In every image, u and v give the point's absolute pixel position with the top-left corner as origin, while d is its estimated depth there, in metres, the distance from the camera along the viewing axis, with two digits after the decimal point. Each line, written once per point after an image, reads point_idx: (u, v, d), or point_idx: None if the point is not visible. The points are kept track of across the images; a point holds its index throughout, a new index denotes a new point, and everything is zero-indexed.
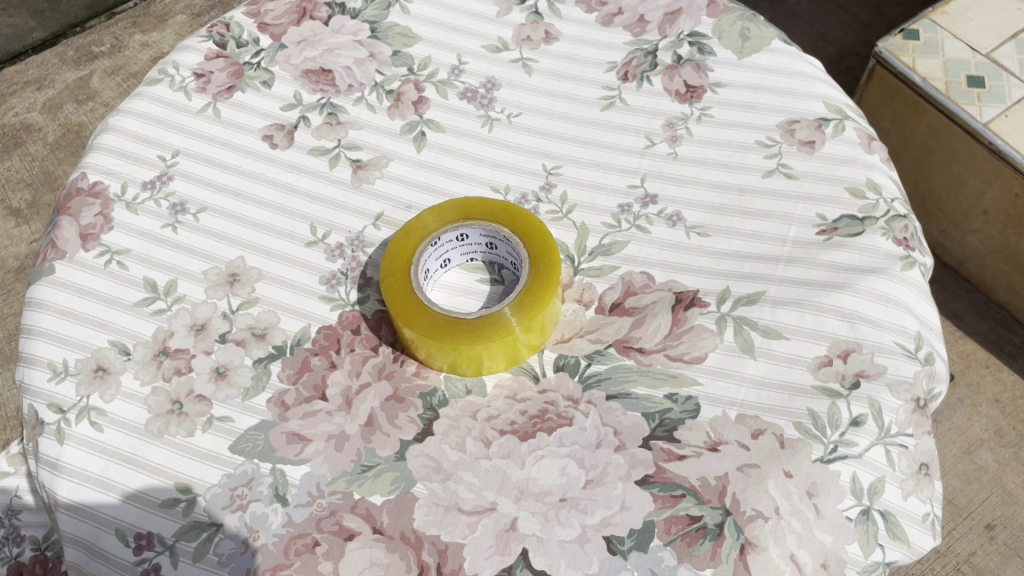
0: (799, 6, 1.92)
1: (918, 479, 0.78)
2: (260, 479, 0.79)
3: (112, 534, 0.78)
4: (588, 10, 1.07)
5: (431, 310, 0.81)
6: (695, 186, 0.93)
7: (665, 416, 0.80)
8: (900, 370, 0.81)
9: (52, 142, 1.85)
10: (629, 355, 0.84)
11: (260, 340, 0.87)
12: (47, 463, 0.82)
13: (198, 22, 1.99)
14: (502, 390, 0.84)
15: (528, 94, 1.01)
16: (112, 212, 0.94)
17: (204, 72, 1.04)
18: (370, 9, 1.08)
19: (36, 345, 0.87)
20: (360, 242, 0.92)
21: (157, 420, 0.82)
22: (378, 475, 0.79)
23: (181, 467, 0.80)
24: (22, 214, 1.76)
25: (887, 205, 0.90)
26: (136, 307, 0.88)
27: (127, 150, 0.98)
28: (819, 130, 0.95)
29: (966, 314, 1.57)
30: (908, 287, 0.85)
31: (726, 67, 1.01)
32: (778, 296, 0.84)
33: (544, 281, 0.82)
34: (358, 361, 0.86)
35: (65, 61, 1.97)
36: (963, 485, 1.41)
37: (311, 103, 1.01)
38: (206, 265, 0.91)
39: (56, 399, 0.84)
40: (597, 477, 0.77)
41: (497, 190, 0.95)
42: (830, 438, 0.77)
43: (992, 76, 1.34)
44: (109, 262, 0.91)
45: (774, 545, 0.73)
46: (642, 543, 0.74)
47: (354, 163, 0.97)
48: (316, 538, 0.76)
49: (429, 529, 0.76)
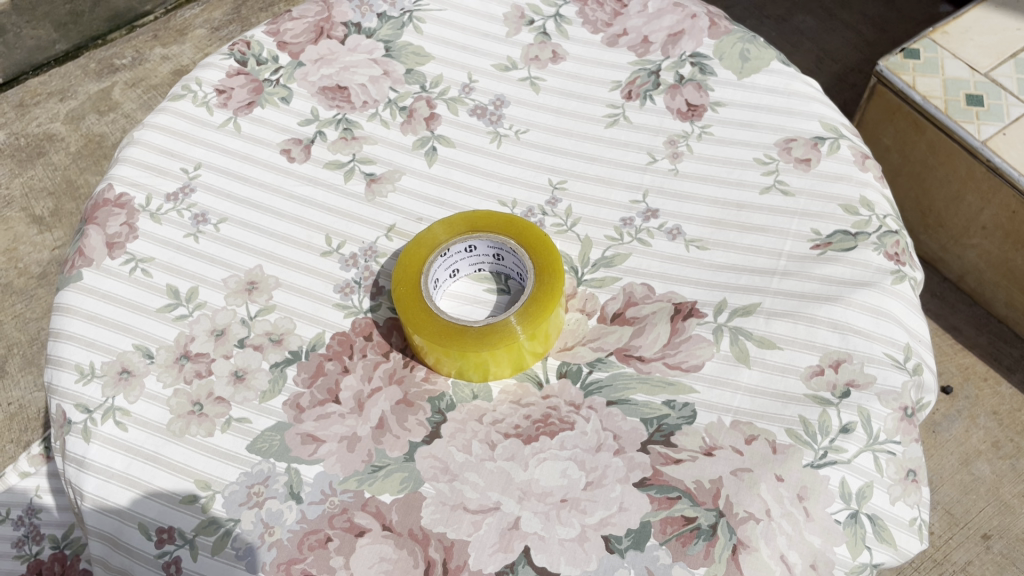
0: (804, 24, 1.96)
1: (905, 485, 0.81)
2: (275, 478, 0.83)
3: (135, 528, 0.82)
4: (594, 31, 1.11)
5: (440, 318, 0.85)
6: (696, 201, 0.96)
7: (663, 421, 0.83)
8: (890, 380, 0.84)
9: (74, 152, 1.90)
10: (630, 363, 0.88)
11: (276, 345, 0.91)
12: (74, 460, 0.86)
13: (217, 36, 2.05)
14: (506, 395, 0.88)
15: (536, 112, 1.05)
16: (136, 222, 0.99)
17: (226, 89, 1.08)
18: (385, 28, 1.12)
19: (64, 347, 0.92)
20: (372, 252, 0.96)
21: (178, 420, 0.87)
22: (388, 475, 0.83)
23: (201, 465, 0.84)
24: (44, 221, 1.81)
25: (880, 221, 0.94)
26: (159, 313, 0.93)
27: (151, 162, 1.03)
28: (815, 148, 0.99)
29: (965, 327, 1.60)
30: (898, 300, 0.89)
31: (726, 86, 1.05)
32: (772, 307, 0.88)
33: (548, 291, 0.86)
34: (370, 366, 0.90)
35: (87, 73, 2.02)
36: (960, 495, 1.43)
37: (327, 119, 1.06)
38: (226, 272, 0.95)
39: (83, 399, 0.88)
40: (596, 480, 0.81)
41: (504, 204, 0.99)
42: (820, 444, 0.81)
43: (991, 96, 1.37)
44: (133, 269, 0.95)
45: (765, 545, 0.77)
46: (639, 542, 0.77)
47: (368, 176, 1.01)
48: (329, 534, 0.80)
49: (436, 526, 0.79)
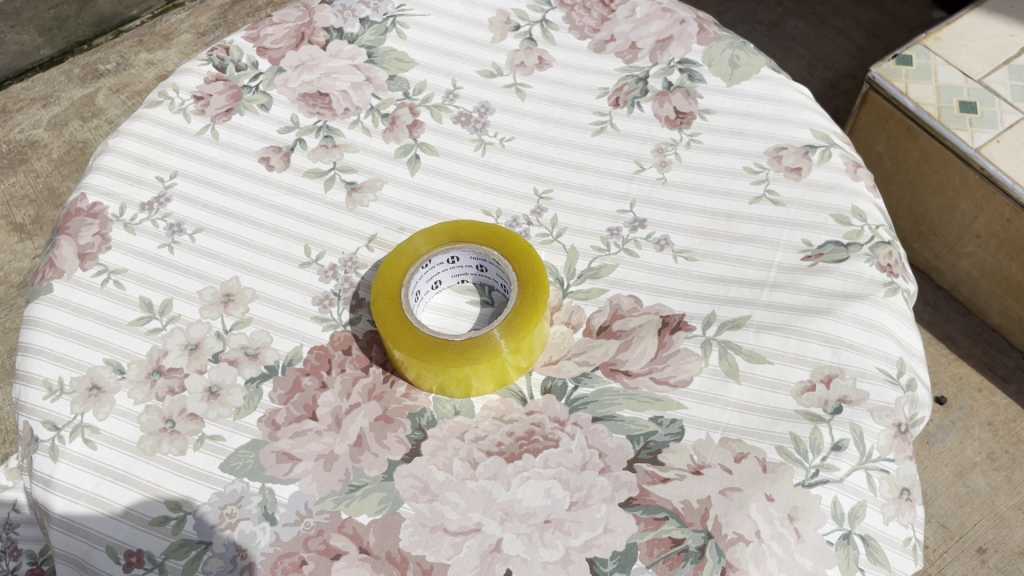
0: (797, 30, 1.94)
1: (899, 503, 0.79)
2: (249, 498, 0.80)
3: (103, 551, 0.79)
4: (581, 37, 1.09)
5: (421, 332, 0.83)
6: (685, 211, 0.94)
7: (650, 439, 0.81)
8: (882, 396, 0.82)
9: (57, 158, 1.87)
10: (616, 378, 0.85)
11: (252, 359, 0.88)
12: (41, 480, 0.83)
13: (203, 41, 2.02)
14: (489, 411, 0.85)
15: (521, 119, 1.03)
16: (109, 231, 0.96)
17: (203, 95, 1.06)
18: (367, 34, 1.10)
19: (33, 363, 0.89)
20: (352, 263, 0.94)
21: (149, 437, 0.84)
22: (366, 495, 0.80)
23: (172, 484, 0.81)
24: (26, 229, 1.78)
25: (872, 231, 0.92)
26: (132, 326, 0.90)
27: (127, 170, 1.00)
28: (806, 157, 0.97)
29: (959, 336, 1.58)
30: (891, 312, 0.87)
31: (715, 94, 1.03)
32: (762, 320, 0.86)
33: (532, 302, 0.83)
34: (349, 382, 0.87)
35: (71, 78, 1.99)
36: (956, 508, 1.41)
37: (308, 126, 1.03)
38: (201, 284, 0.93)
39: (51, 416, 0.86)
40: (582, 499, 0.78)
41: (488, 214, 0.96)
42: (811, 462, 0.78)
43: (984, 102, 1.35)
44: (105, 281, 0.93)
45: (754, 568, 0.74)
46: (626, 565, 0.75)
47: (349, 185, 0.98)
48: (303, 557, 0.77)
49: (415, 549, 0.77)
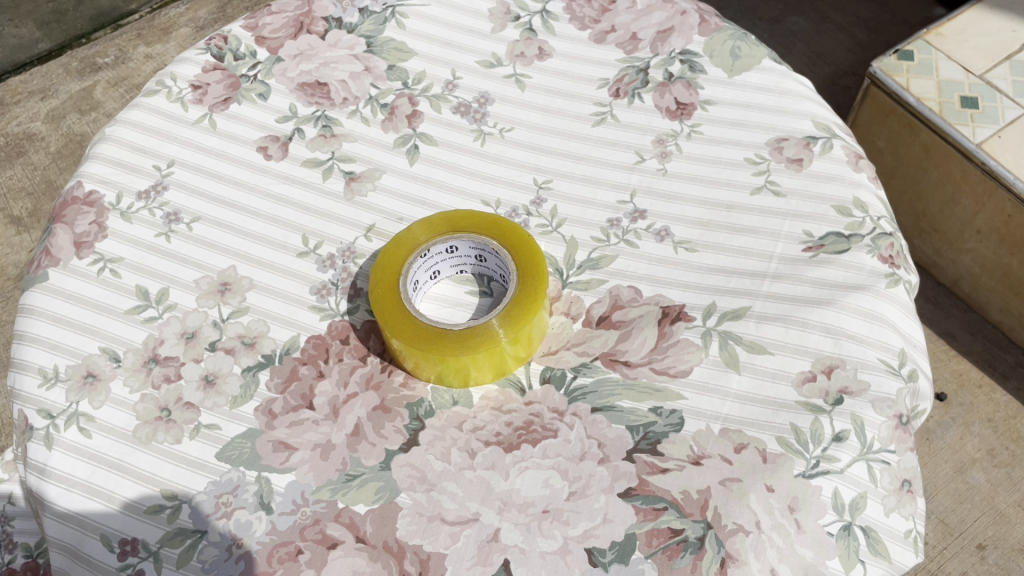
0: (797, 26, 1.94)
1: (900, 495, 0.78)
2: (244, 487, 0.79)
3: (96, 539, 0.78)
4: (581, 27, 1.08)
5: (419, 322, 0.82)
6: (686, 202, 0.94)
7: (649, 429, 0.80)
8: (884, 388, 0.81)
9: (54, 151, 1.86)
10: (615, 368, 0.85)
11: (249, 348, 0.87)
12: (35, 468, 0.82)
13: (202, 35, 2.01)
14: (488, 401, 0.84)
15: (520, 110, 1.02)
16: (105, 220, 0.95)
17: (201, 84, 1.05)
18: (366, 24, 1.09)
19: (28, 350, 0.88)
20: (351, 252, 0.93)
21: (145, 426, 0.83)
22: (363, 485, 0.79)
23: (167, 473, 0.81)
24: (22, 222, 1.77)
25: (873, 223, 0.91)
26: (128, 314, 0.89)
27: (124, 159, 1.00)
28: (808, 148, 0.96)
29: (959, 332, 1.57)
30: (892, 303, 0.86)
31: (716, 85, 1.02)
32: (763, 311, 0.85)
33: (532, 292, 0.83)
34: (346, 371, 0.86)
35: (70, 71, 1.99)
36: (956, 505, 1.41)
37: (306, 115, 1.02)
38: (198, 273, 0.92)
39: (46, 404, 0.85)
40: (580, 489, 0.78)
41: (488, 204, 0.96)
42: (811, 453, 0.78)
43: (986, 97, 1.35)
44: (102, 269, 0.92)
45: (754, 559, 0.73)
46: (625, 555, 0.74)
47: (347, 175, 0.98)
48: (299, 546, 0.77)
49: (412, 538, 0.76)
